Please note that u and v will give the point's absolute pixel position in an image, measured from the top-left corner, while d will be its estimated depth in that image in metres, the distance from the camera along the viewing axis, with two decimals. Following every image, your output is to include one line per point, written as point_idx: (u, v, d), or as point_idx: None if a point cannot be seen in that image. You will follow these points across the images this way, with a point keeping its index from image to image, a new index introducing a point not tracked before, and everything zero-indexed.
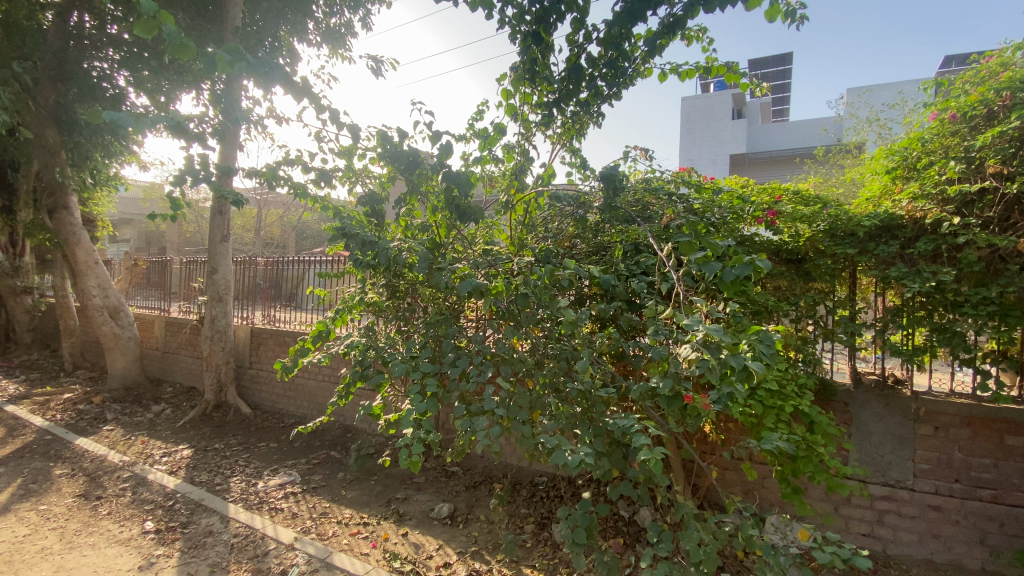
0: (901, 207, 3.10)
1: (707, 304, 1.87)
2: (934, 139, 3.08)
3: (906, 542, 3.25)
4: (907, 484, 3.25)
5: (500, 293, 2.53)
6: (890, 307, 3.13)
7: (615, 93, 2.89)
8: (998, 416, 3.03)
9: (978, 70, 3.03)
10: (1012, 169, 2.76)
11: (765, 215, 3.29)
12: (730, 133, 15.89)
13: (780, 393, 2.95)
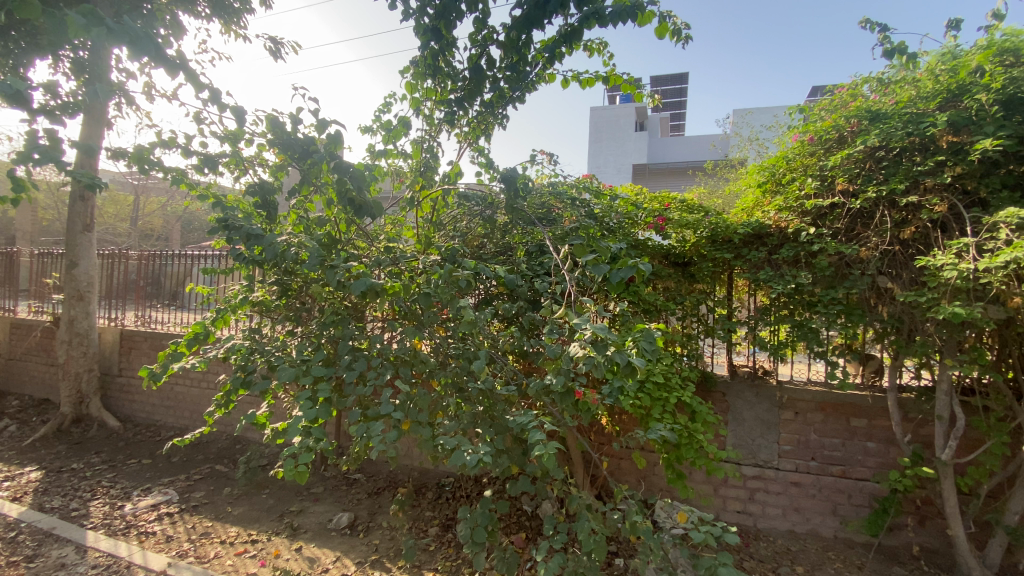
0: (769, 218, 3.48)
1: (596, 304, 1.98)
2: (796, 158, 3.45)
3: (772, 516, 3.66)
4: (773, 464, 3.66)
5: (398, 294, 2.44)
6: (760, 307, 3.52)
7: (519, 97, 2.92)
8: (845, 401, 3.50)
9: (833, 98, 3.38)
10: (856, 187, 3.14)
11: (655, 221, 3.63)
12: (633, 144, 16.90)
13: (666, 386, 3.17)
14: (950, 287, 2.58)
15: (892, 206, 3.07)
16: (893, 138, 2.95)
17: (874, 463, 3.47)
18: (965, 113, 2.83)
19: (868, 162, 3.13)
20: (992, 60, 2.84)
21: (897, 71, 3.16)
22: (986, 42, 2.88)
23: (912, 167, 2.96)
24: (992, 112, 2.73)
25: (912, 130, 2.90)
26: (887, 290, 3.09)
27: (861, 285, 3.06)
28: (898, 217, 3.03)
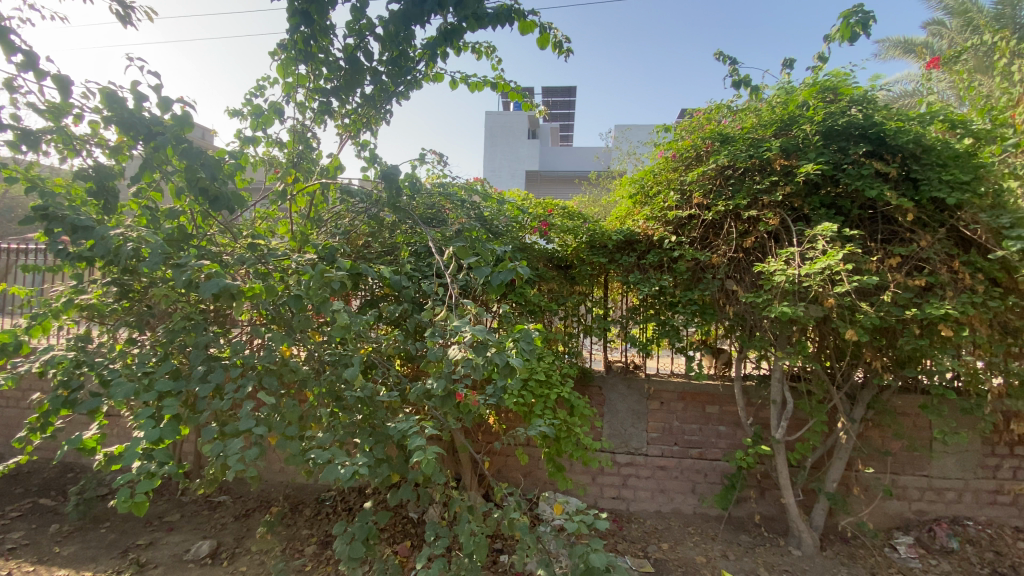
0: (639, 226, 3.82)
1: (476, 307, 2.00)
2: (662, 172, 3.80)
3: (642, 498, 4.02)
4: (643, 451, 4.03)
5: (258, 296, 2.11)
6: (631, 307, 3.85)
7: (403, 92, 2.84)
8: (701, 390, 3.95)
9: (692, 120, 3.75)
10: (709, 201, 3.54)
11: (539, 225, 3.82)
12: (526, 150, 17.42)
13: (548, 383, 3.29)
14: (781, 290, 3.00)
15: (737, 219, 3.49)
16: (738, 159, 3.37)
17: (725, 444, 3.94)
18: (794, 141, 3.28)
19: (718, 180, 3.54)
20: (816, 96, 3.27)
21: (744, 100, 3.59)
22: (813, 80, 3.30)
23: (753, 185, 3.38)
24: (814, 141, 3.20)
25: (754, 153, 3.32)
26: (733, 292, 3.51)
27: (711, 287, 3.46)
28: (742, 228, 3.45)
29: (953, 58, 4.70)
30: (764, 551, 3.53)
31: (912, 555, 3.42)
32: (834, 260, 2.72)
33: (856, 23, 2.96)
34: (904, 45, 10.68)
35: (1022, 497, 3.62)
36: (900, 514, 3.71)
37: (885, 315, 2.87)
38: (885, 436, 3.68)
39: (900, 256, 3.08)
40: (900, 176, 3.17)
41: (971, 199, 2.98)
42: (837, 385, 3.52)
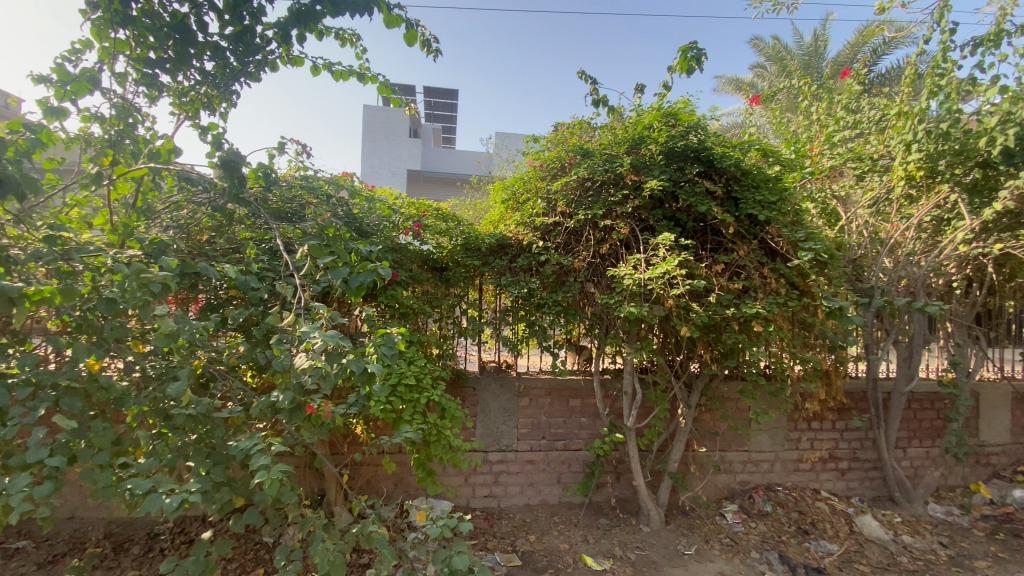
0: (510, 230, 3.95)
1: (330, 311, 1.88)
2: (530, 180, 3.98)
3: (512, 494, 4.16)
4: (514, 447, 4.17)
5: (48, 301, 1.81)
6: (503, 308, 3.96)
7: (253, 75, 2.60)
8: (565, 385, 4.20)
9: (558, 132, 3.98)
10: (572, 210, 3.78)
11: (411, 225, 3.73)
12: (407, 149, 16.99)
13: (418, 387, 3.22)
14: (629, 292, 3.33)
15: (595, 227, 3.78)
16: (595, 172, 3.65)
17: (586, 434, 4.24)
18: (642, 159, 3.64)
19: (580, 190, 3.80)
20: (660, 120, 3.65)
21: (603, 119, 3.88)
22: (659, 105, 3.69)
23: (608, 197, 3.68)
24: (657, 159, 3.59)
25: (609, 167, 3.62)
26: (592, 293, 3.79)
27: (572, 289, 3.70)
28: (599, 236, 3.73)
29: (770, 95, 5.58)
30: (619, 531, 3.86)
31: (736, 520, 3.99)
32: (671, 265, 3.08)
33: (691, 57, 3.37)
34: (736, 82, 12.45)
35: (815, 462, 4.42)
36: (728, 485, 4.31)
37: (712, 314, 3.31)
38: (715, 418, 4.25)
39: (724, 263, 3.58)
40: (725, 195, 3.68)
41: (775, 217, 3.56)
42: (677, 375, 3.99)
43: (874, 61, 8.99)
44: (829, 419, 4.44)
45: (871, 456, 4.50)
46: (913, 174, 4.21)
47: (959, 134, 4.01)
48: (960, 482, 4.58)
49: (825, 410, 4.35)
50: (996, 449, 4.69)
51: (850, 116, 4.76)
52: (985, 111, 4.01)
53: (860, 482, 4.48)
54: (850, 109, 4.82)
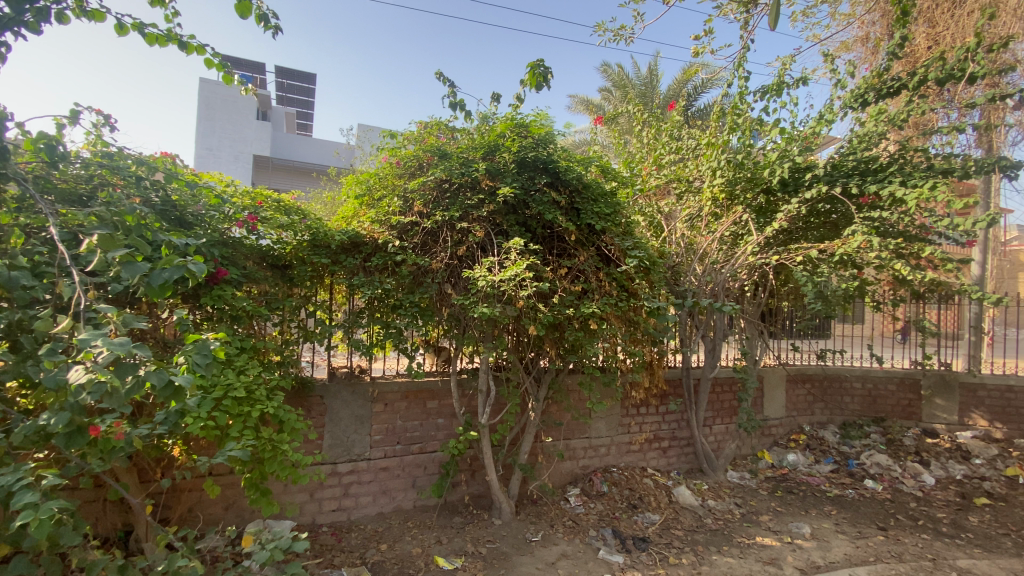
0: (364, 228, 3.79)
1: (120, 314, 1.59)
2: (386, 177, 3.86)
3: (364, 504, 4.00)
4: (366, 455, 4.00)
5: None
6: (355, 310, 3.76)
7: (32, 25, 2.10)
8: (421, 388, 4.15)
9: (416, 131, 3.93)
10: (428, 210, 3.76)
11: (245, 218, 3.34)
12: (254, 133, 15.17)
13: (249, 399, 2.90)
14: (483, 293, 3.41)
15: (452, 229, 3.81)
16: (452, 175, 3.68)
17: (442, 436, 4.25)
18: (497, 165, 3.76)
19: (437, 191, 3.79)
20: (513, 130, 3.81)
21: (459, 122, 3.93)
22: (512, 116, 3.85)
23: (464, 200, 3.73)
24: (510, 167, 3.75)
25: (465, 171, 3.67)
26: (449, 294, 3.77)
27: (430, 290, 3.66)
28: (456, 238, 3.76)
29: (610, 118, 6.22)
30: (472, 528, 3.94)
31: (578, 502, 4.34)
32: (521, 268, 3.24)
33: (540, 73, 3.59)
34: (587, 103, 13.59)
35: (643, 443, 5.01)
36: (572, 471, 4.66)
37: (556, 314, 3.55)
38: (561, 410, 4.57)
39: (567, 267, 3.86)
40: (569, 205, 3.98)
41: (610, 227, 3.96)
42: (528, 371, 4.20)
43: (693, 98, 10.54)
44: (654, 404, 5.08)
45: (686, 434, 5.23)
46: (717, 196, 5.06)
47: (749, 166, 4.93)
48: (750, 450, 5.56)
49: (650, 397, 4.96)
50: (775, 421, 5.79)
51: (673, 142, 5.55)
52: (767, 148, 4.96)
53: (678, 457, 5.19)
54: (673, 137, 5.55)
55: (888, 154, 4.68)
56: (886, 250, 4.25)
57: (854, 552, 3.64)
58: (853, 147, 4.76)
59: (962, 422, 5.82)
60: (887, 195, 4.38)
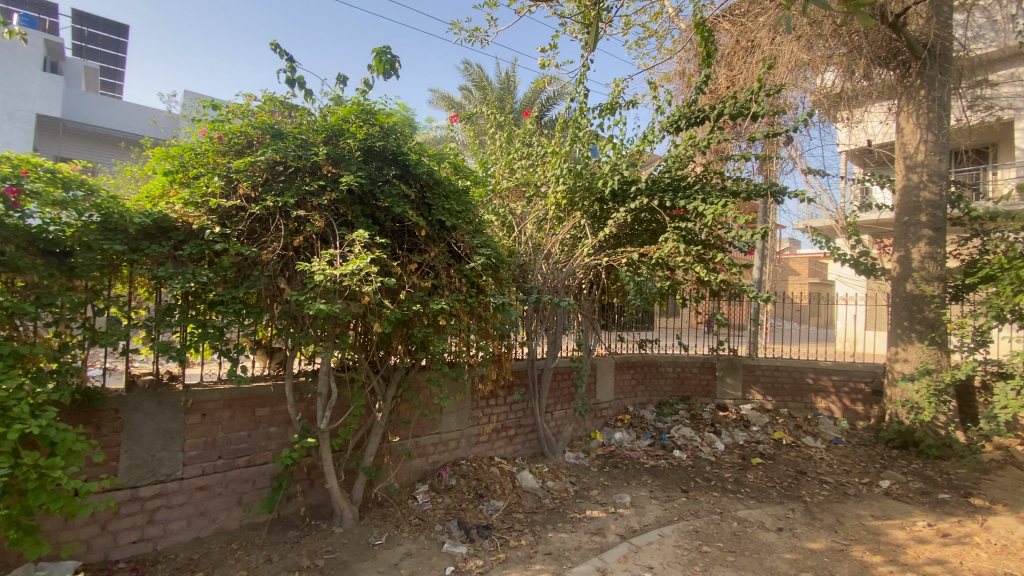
0: (174, 210, 3.31)
1: None
2: (204, 152, 3.43)
3: (175, 531, 3.48)
4: (177, 475, 3.47)
5: None
6: (163, 307, 3.23)
7: None
8: (249, 394, 3.73)
9: (244, 105, 3.55)
10: (256, 193, 3.42)
11: (3, 191, 2.68)
12: (36, 87, 12.12)
13: (3, 417, 2.31)
14: (322, 288, 3.19)
15: (287, 216, 3.49)
16: (287, 157, 3.37)
17: (275, 445, 3.87)
18: (340, 152, 3.54)
19: (268, 173, 3.46)
20: (358, 116, 3.62)
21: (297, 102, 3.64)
22: (358, 101, 3.67)
23: (302, 185, 3.45)
24: (356, 155, 3.56)
25: (303, 154, 3.39)
26: (282, 290, 3.46)
27: (259, 283, 3.29)
28: (291, 227, 3.46)
29: (466, 117, 6.33)
30: (309, 540, 3.68)
31: (425, 499, 4.34)
32: (364, 262, 3.10)
33: (387, 61, 3.48)
34: (448, 100, 13.60)
35: (490, 434, 5.18)
36: (420, 468, 4.63)
37: (403, 310, 3.47)
38: (409, 409, 4.48)
39: (417, 263, 3.78)
40: (419, 199, 3.90)
41: (460, 224, 3.98)
42: (375, 370, 4.06)
43: (547, 108, 11.21)
44: (501, 396, 5.29)
45: (530, 422, 5.55)
46: (560, 201, 5.48)
47: (587, 176, 5.41)
48: (585, 432, 6.12)
49: (497, 389, 5.14)
50: (606, 404, 6.47)
51: (524, 148, 5.86)
52: (602, 161, 5.50)
53: (523, 444, 5.48)
54: (524, 143, 5.95)
55: (695, 174, 5.51)
56: (690, 255, 5.02)
57: (663, 514, 4.23)
58: (669, 165, 5.52)
59: (745, 396, 7.15)
60: (692, 209, 5.18)
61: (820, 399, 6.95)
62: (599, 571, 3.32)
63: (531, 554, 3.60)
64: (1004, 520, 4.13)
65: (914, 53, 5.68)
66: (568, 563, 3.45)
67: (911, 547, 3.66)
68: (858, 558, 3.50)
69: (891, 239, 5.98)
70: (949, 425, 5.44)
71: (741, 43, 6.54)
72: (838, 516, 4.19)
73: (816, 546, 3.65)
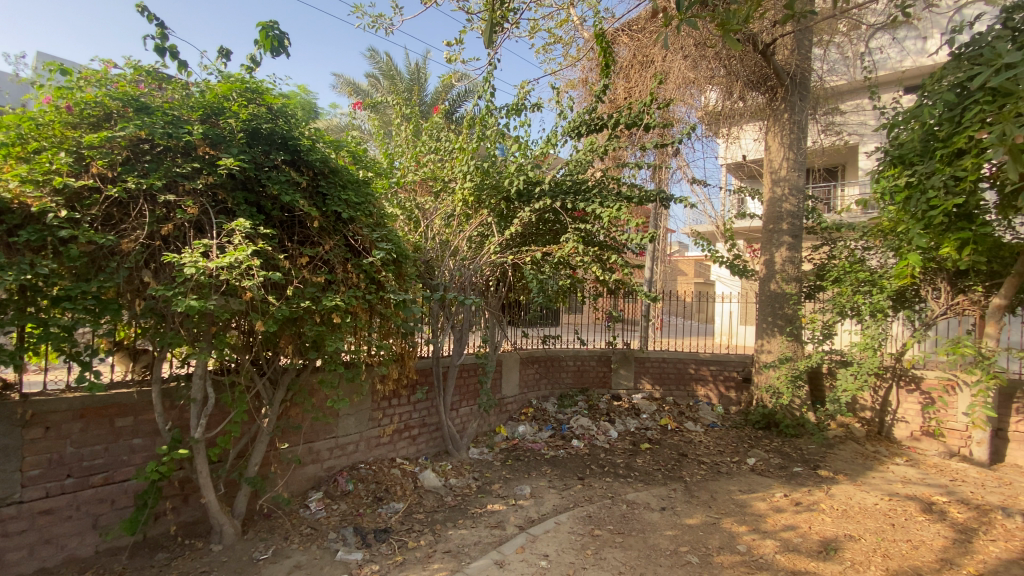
0: (8, 188, 2.75)
1: None
2: (47, 123, 2.95)
3: (9, 564, 2.97)
4: (12, 500, 2.96)
5: None
6: None
7: None
8: (107, 403, 3.28)
9: (100, 72, 3.12)
10: (115, 173, 3.01)
11: None
12: None
13: None
14: (194, 283, 2.88)
15: (153, 201, 3.12)
16: (154, 134, 3.00)
17: (141, 459, 3.44)
18: (219, 132, 3.23)
19: (131, 152, 3.07)
20: (241, 94, 3.31)
21: (172, 77, 3.31)
22: (241, 78, 3.37)
23: (172, 167, 3.10)
24: (238, 137, 3.25)
25: (173, 132, 3.04)
26: (146, 284, 3.08)
27: (118, 276, 2.89)
28: (158, 213, 3.10)
29: (371, 106, 6.09)
30: (180, 562, 3.32)
31: (319, 506, 4.11)
32: (244, 255, 2.87)
33: (274, 37, 3.26)
34: (354, 87, 12.97)
35: (392, 435, 5.03)
36: (314, 475, 4.37)
37: (291, 307, 3.25)
38: (301, 412, 4.21)
39: (308, 256, 3.54)
40: (312, 187, 3.65)
41: (358, 216, 3.78)
42: (261, 372, 3.76)
43: (457, 103, 11.13)
44: (404, 395, 5.16)
45: (434, 420, 5.47)
46: (467, 198, 5.47)
47: (494, 174, 5.45)
48: (490, 428, 6.17)
49: (400, 388, 5.00)
50: (510, 399, 6.57)
51: (431, 142, 5.77)
52: (508, 160, 5.58)
53: (426, 443, 5.38)
54: (432, 137, 5.86)
55: (595, 179, 5.77)
56: (588, 255, 5.25)
57: (560, 502, 4.39)
58: (572, 169, 5.74)
59: (636, 386, 7.67)
60: (591, 211, 5.44)
61: (699, 386, 7.65)
62: (497, 564, 3.36)
63: (429, 553, 3.55)
64: (842, 487, 4.83)
65: (780, 79, 6.44)
66: (466, 559, 3.45)
67: (770, 516, 4.15)
68: (727, 529, 3.89)
69: (760, 244, 6.73)
70: (803, 407, 6.25)
71: (638, 57, 7.01)
72: (713, 493, 4.63)
73: (694, 521, 4.01)
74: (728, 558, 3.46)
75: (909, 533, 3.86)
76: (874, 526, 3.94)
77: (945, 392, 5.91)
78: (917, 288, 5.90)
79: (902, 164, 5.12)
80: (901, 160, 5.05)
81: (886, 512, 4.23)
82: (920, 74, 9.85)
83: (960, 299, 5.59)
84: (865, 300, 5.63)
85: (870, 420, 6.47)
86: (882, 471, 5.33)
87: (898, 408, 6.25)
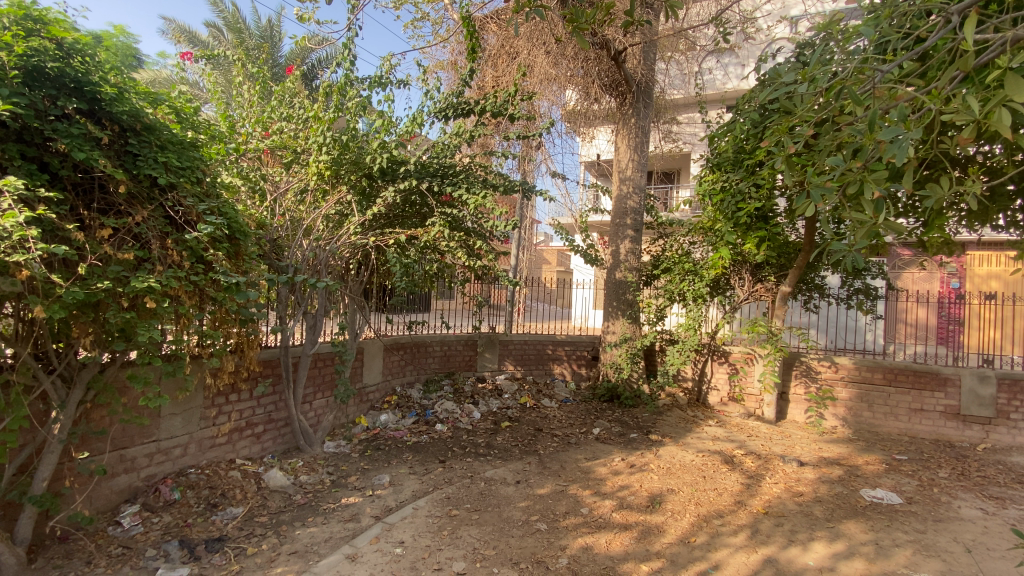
0: None
1: None
2: None
3: None
4: None
5: None
6: None
7: None
8: None
9: None
10: None
11: None
12: None
13: None
14: None
15: None
16: None
17: None
18: None
19: None
20: (16, 21, 2.62)
21: None
22: None
23: None
24: (10, 74, 2.56)
25: None
26: None
27: None
28: None
29: (207, 58, 5.24)
30: None
31: (134, 522, 3.52)
32: (14, 222, 2.32)
33: None
34: (188, 36, 11.18)
35: (230, 433, 4.50)
36: (128, 487, 3.73)
37: (86, 289, 2.69)
38: (107, 415, 3.54)
39: (111, 228, 2.97)
40: (117, 145, 3.06)
41: (180, 183, 3.24)
42: (49, 368, 3.09)
43: (316, 69, 10.25)
44: (245, 389, 4.64)
45: (283, 414, 5.01)
46: (322, 172, 5.03)
47: (353, 149, 5.06)
48: (349, 419, 5.87)
49: (239, 382, 4.48)
50: (371, 387, 6.32)
51: (283, 108, 5.21)
52: (371, 136, 5.22)
53: (273, 440, 4.92)
54: (283, 102, 5.27)
55: (460, 164, 5.73)
56: (453, 240, 5.21)
57: (419, 487, 4.37)
58: (438, 152, 5.58)
59: (500, 367, 7.92)
60: (457, 196, 5.41)
61: (556, 365, 8.23)
62: (349, 558, 3.23)
63: (272, 557, 3.28)
64: (668, 448, 5.56)
65: (629, 86, 7.02)
66: (315, 558, 3.26)
67: (609, 479, 4.61)
68: (573, 494, 4.24)
69: (609, 236, 7.32)
70: (639, 380, 7.05)
71: (505, 48, 7.18)
72: (562, 462, 5.00)
73: (544, 491, 4.29)
74: (572, 521, 3.76)
75: (716, 482, 4.59)
76: (690, 479, 4.62)
77: (745, 363, 7.12)
78: (729, 276, 6.94)
79: (720, 170, 6.01)
80: (720, 166, 5.92)
81: (700, 466, 4.99)
82: (736, 96, 11.57)
83: (758, 287, 6.80)
84: (689, 287, 6.64)
85: (691, 390, 7.54)
86: (698, 432, 6.26)
87: (712, 378, 7.38)
